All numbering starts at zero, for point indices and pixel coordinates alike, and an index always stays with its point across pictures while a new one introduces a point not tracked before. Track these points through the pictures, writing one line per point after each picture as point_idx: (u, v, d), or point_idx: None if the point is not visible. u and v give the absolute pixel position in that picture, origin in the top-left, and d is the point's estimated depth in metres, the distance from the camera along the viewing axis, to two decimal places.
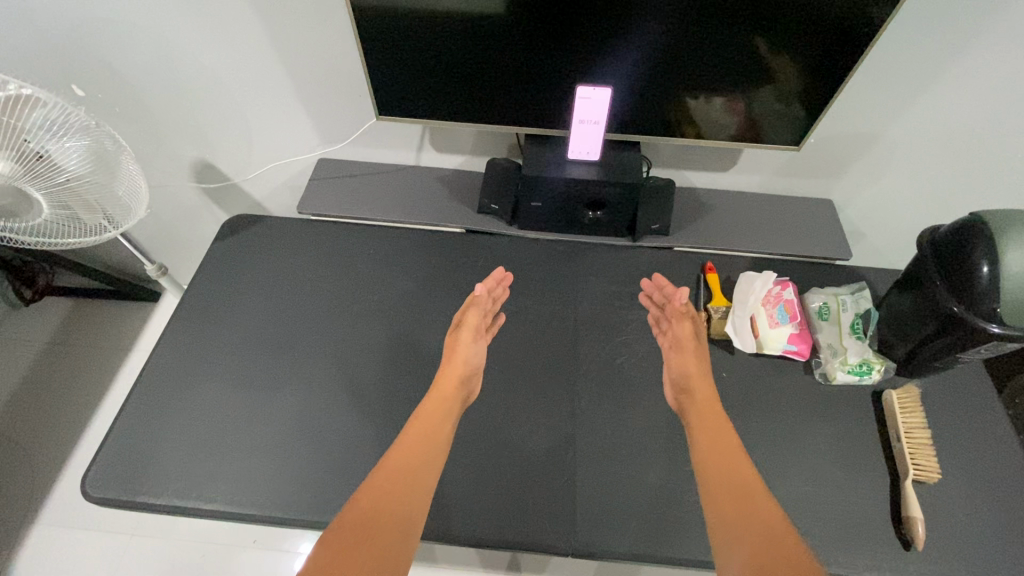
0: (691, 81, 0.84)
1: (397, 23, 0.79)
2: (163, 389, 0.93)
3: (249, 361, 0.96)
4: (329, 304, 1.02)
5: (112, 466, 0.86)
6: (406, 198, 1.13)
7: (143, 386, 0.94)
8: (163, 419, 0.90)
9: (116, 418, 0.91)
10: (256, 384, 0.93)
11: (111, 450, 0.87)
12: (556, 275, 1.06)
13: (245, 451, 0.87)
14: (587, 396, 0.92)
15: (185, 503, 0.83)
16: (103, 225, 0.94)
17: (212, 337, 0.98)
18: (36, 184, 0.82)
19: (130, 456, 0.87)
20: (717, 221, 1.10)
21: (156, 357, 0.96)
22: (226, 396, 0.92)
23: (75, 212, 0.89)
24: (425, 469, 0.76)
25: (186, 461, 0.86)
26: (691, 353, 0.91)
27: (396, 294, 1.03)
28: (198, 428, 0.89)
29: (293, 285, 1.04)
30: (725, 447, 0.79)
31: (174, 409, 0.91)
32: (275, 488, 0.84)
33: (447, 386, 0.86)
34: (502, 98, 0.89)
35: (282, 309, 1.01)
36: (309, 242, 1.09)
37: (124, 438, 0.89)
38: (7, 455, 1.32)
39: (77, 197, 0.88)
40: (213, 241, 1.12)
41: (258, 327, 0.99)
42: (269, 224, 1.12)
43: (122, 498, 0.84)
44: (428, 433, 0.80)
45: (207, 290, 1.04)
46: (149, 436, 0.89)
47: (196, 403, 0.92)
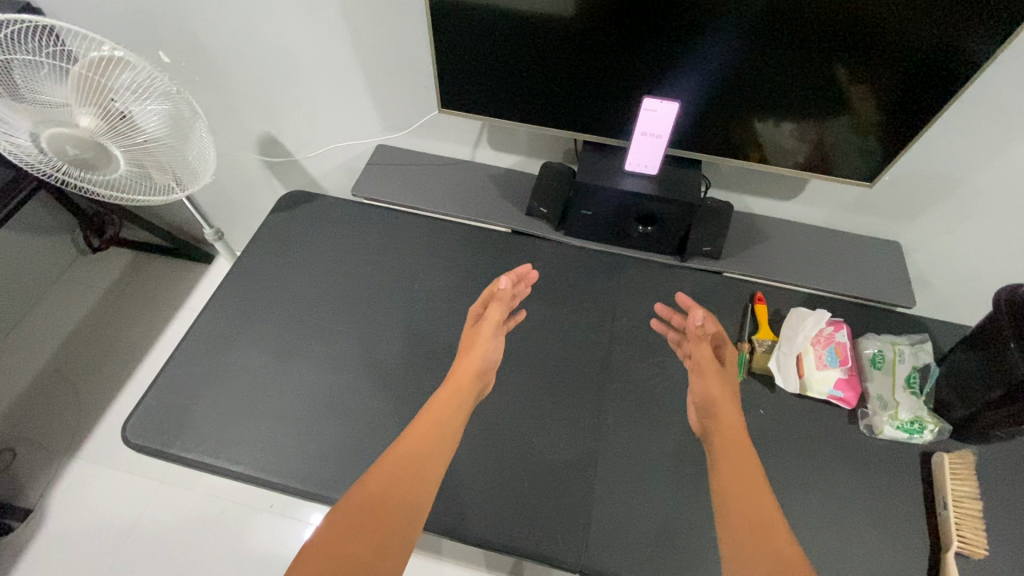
0: (761, 104, 0.82)
1: (468, 21, 0.80)
2: (205, 349, 0.97)
3: (287, 334, 0.98)
4: (369, 288, 1.03)
5: (149, 414, 0.91)
6: (455, 191, 1.13)
7: (187, 344, 0.98)
8: (202, 377, 0.94)
9: (159, 371, 0.95)
10: (291, 357, 0.96)
11: (152, 401, 0.92)
12: (595, 288, 1.04)
13: (273, 419, 0.89)
14: (612, 415, 0.90)
15: (212, 460, 0.86)
16: (172, 186, 0.98)
17: (256, 306, 1.02)
18: (117, 142, 0.86)
19: (168, 409, 0.91)
20: (773, 251, 1.05)
21: (203, 318, 1.01)
22: (262, 365, 0.95)
23: (148, 171, 0.94)
24: (434, 458, 0.75)
25: (219, 420, 0.90)
26: (715, 377, 0.86)
27: (436, 286, 1.04)
28: (233, 390, 0.93)
29: (337, 266, 1.06)
30: (748, 481, 0.74)
31: (214, 370, 0.95)
32: (294, 461, 0.85)
33: (463, 376, 0.84)
34: (563, 102, 0.88)
35: (324, 287, 1.04)
36: (359, 226, 1.12)
37: (164, 391, 0.93)
38: (60, 391, 1.41)
39: (152, 157, 0.92)
40: (269, 214, 1.15)
41: (299, 301, 1.02)
42: (325, 204, 1.15)
43: (157, 449, 0.88)
44: (444, 426, 0.79)
45: (256, 260, 1.07)
46: (187, 393, 0.92)
47: (234, 368, 0.95)
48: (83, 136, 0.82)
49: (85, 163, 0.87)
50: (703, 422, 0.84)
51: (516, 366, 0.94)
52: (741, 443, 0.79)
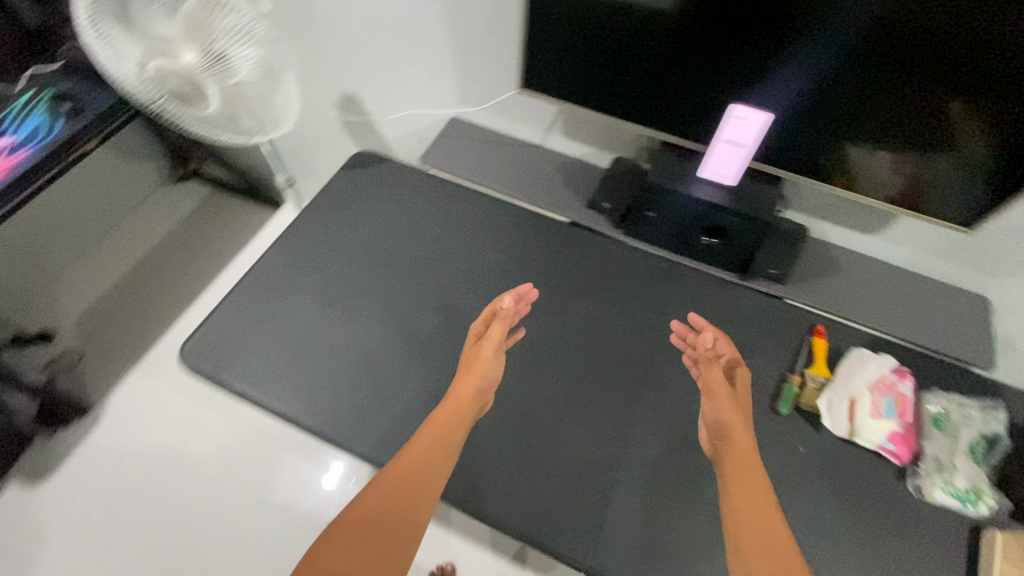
0: (858, 127, 0.76)
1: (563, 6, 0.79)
2: (262, 289, 1.02)
3: (338, 287, 1.01)
4: (423, 256, 1.05)
5: (205, 341, 0.97)
6: (520, 173, 1.11)
7: (248, 281, 1.03)
8: (256, 314, 0.99)
9: (220, 302, 1.01)
10: (338, 311, 0.99)
11: (210, 329, 0.98)
12: (646, 294, 1.01)
13: (314, 366, 0.93)
14: (644, 424, 0.88)
15: (255, 393, 0.91)
16: (256, 130, 1.01)
17: (314, 256, 1.05)
18: (213, 82, 0.89)
19: (223, 339, 0.97)
20: (845, 285, 0.98)
21: (265, 259, 1.05)
22: (311, 312, 0.99)
23: (237, 115, 0.96)
24: (433, 474, 0.72)
25: (266, 357, 0.95)
26: (727, 400, 0.81)
27: (487, 264, 1.04)
28: (282, 332, 0.97)
29: (396, 229, 1.08)
30: (757, 507, 0.70)
31: (268, 310, 0.99)
32: (328, 409, 0.89)
33: (461, 396, 0.81)
34: (648, 99, 0.85)
35: (379, 248, 1.06)
36: (423, 193, 1.13)
37: (221, 321, 0.98)
38: (129, 305, 1.51)
39: (242, 101, 0.95)
40: (339, 170, 1.19)
41: (354, 258, 1.05)
42: (394, 167, 1.17)
43: (205, 373, 0.94)
44: (441, 441, 0.76)
45: (321, 212, 1.11)
46: (241, 327, 0.98)
47: (286, 311, 0.99)
48: (183, 70, 0.85)
49: (181, 96, 0.87)
50: (715, 443, 0.80)
51: (553, 357, 0.94)
52: (753, 466, 0.74)
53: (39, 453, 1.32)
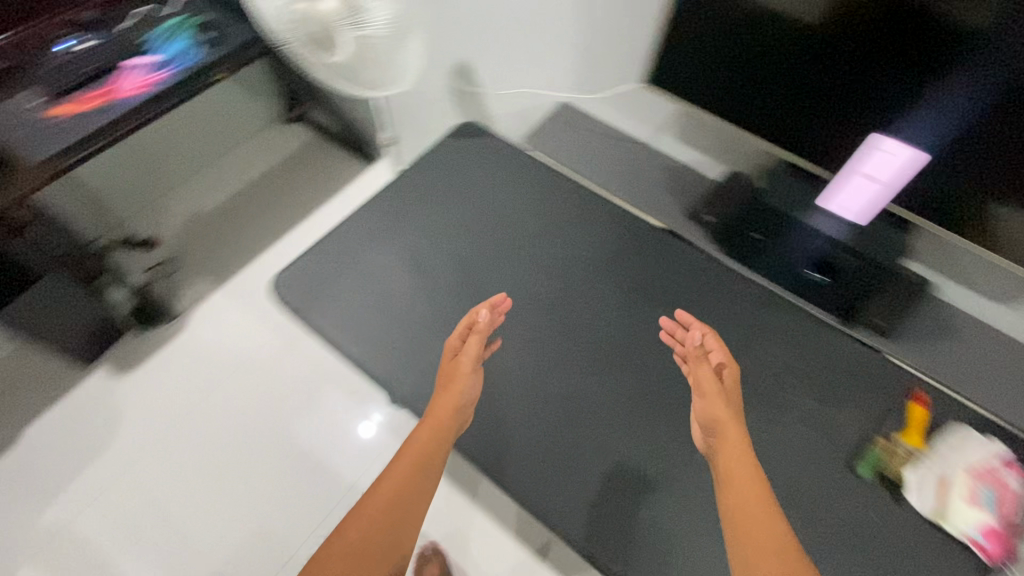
0: (1014, 183, 0.69)
1: (708, 12, 0.76)
2: (352, 240, 1.07)
3: (426, 253, 1.05)
4: (511, 239, 1.06)
5: (294, 276, 1.04)
6: (623, 172, 1.10)
7: (343, 231, 1.08)
8: (346, 263, 1.04)
9: (315, 246, 1.07)
10: (423, 276, 1.02)
11: (303, 269, 1.04)
12: (730, 317, 0.96)
13: (392, 324, 0.98)
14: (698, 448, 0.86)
15: (334, 337, 0.97)
16: (378, 82, 1.02)
17: (407, 219, 1.09)
18: (349, 34, 0.89)
19: (312, 281, 1.03)
20: (959, 353, 0.89)
21: (361, 213, 1.10)
22: (396, 272, 1.03)
23: (365, 68, 0.97)
24: (415, 497, 0.74)
25: (348, 306, 1.00)
26: (717, 396, 0.75)
27: (573, 258, 1.04)
28: (366, 285, 1.02)
29: (489, 207, 1.10)
30: (748, 509, 0.64)
31: (356, 261, 1.04)
32: (401, 367, 0.94)
33: (440, 414, 0.81)
34: (778, 118, 0.81)
35: (470, 223, 1.08)
36: (521, 175, 1.14)
37: (314, 264, 1.05)
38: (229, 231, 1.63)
39: (373, 56, 0.95)
40: (443, 139, 1.20)
41: (445, 228, 1.07)
42: (497, 145, 1.19)
43: (291, 305, 1.01)
44: (419, 461, 0.77)
45: (421, 177, 1.14)
46: (331, 273, 1.03)
47: (372, 265, 1.04)
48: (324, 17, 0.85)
49: (317, 39, 0.89)
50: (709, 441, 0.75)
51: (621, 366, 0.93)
52: (744, 461, 0.68)
53: (132, 341, 1.45)
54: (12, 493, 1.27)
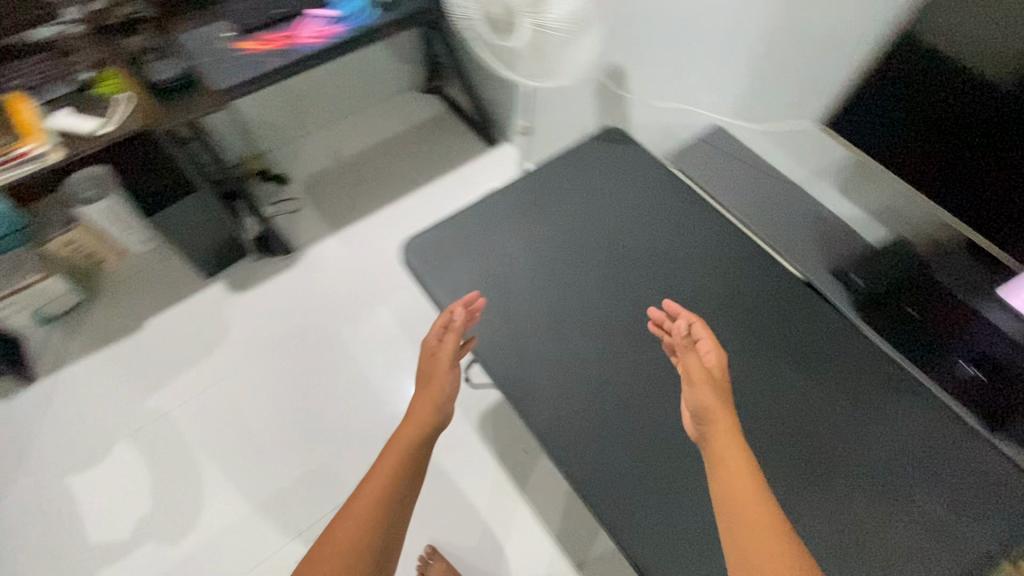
0: None
1: (937, 64, 0.71)
2: (485, 219, 1.10)
3: (552, 247, 1.06)
4: (637, 251, 1.05)
5: (423, 243, 1.09)
6: (767, 208, 1.09)
7: (477, 209, 1.12)
8: (474, 240, 1.08)
9: (449, 217, 1.11)
10: (546, 269, 1.04)
11: (433, 237, 1.09)
12: (858, 375, 0.90)
13: (507, 307, 1.00)
14: (801, 501, 0.81)
15: (451, 306, 1.01)
16: (543, 75, 1.00)
17: (540, 210, 1.11)
18: (527, 17, 0.89)
19: (440, 249, 1.07)
20: None
21: (497, 196, 1.13)
22: (520, 259, 1.06)
23: (534, 55, 0.96)
24: (401, 500, 0.75)
25: (470, 281, 1.04)
26: (705, 384, 0.76)
27: (698, 283, 1.01)
28: (489, 265, 1.05)
29: (621, 214, 1.09)
30: (743, 506, 0.64)
31: (484, 240, 1.08)
32: (507, 348, 0.97)
33: (420, 412, 0.84)
34: (988, 192, 0.75)
35: (599, 225, 1.08)
36: (660, 187, 1.12)
37: (444, 234, 1.09)
38: (373, 187, 1.85)
39: (544, 46, 0.94)
40: (588, 138, 1.21)
41: (575, 226, 1.09)
42: (640, 153, 1.17)
43: (416, 270, 1.06)
44: (401, 462, 0.79)
45: (560, 172, 1.15)
46: (458, 246, 1.08)
47: (499, 248, 1.07)
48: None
49: (497, 17, 0.91)
50: (699, 429, 0.75)
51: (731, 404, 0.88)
52: (736, 453, 0.68)
53: (258, 269, 1.66)
54: (139, 379, 1.48)
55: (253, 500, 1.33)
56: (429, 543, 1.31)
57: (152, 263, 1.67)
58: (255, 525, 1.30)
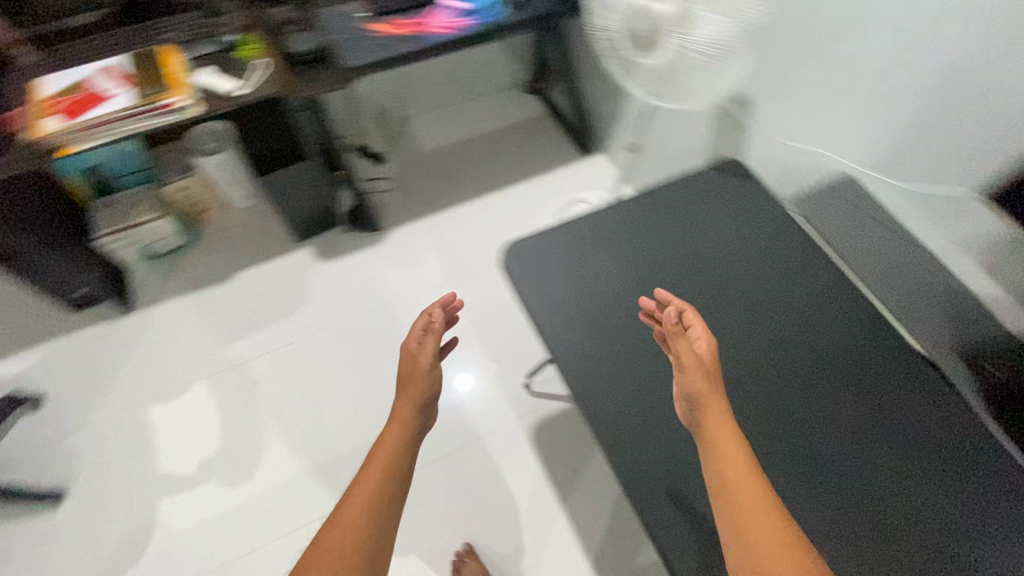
0: None
1: None
2: (587, 236, 1.10)
3: (653, 277, 1.05)
4: (740, 295, 1.02)
5: (523, 249, 1.09)
6: (894, 273, 1.01)
7: (582, 226, 1.11)
8: (576, 257, 1.07)
9: (552, 229, 1.11)
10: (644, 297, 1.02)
11: (534, 245, 1.09)
12: (906, 394, 0.90)
13: (596, 328, 0.99)
14: (824, 503, 0.82)
15: (541, 318, 1.01)
16: (680, 99, 0.98)
17: (645, 237, 1.09)
18: (672, 40, 0.87)
19: (538, 258, 1.07)
20: None
21: (603, 216, 1.13)
22: (618, 282, 1.04)
23: (671, 79, 0.94)
24: (394, 494, 0.75)
25: (565, 295, 1.03)
26: (697, 370, 0.77)
27: (804, 342, 0.96)
28: (586, 283, 1.04)
29: (729, 255, 1.06)
30: (743, 497, 0.67)
31: (585, 258, 1.07)
32: (590, 370, 0.95)
33: (404, 409, 0.84)
34: None
35: (704, 263, 1.05)
36: (777, 234, 1.08)
37: (545, 245, 1.09)
38: (465, 179, 1.88)
39: (684, 71, 0.91)
40: (703, 171, 1.18)
41: (679, 260, 1.06)
42: (761, 194, 1.13)
43: (512, 273, 1.06)
44: (389, 457, 0.78)
45: (670, 202, 1.14)
46: (557, 258, 1.07)
47: (599, 268, 1.06)
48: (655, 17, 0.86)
49: (641, 36, 0.91)
50: (691, 417, 0.77)
51: (820, 476, 0.84)
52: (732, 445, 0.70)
53: (347, 243, 1.72)
54: (224, 328, 1.57)
55: (308, 462, 1.38)
56: (466, 541, 1.32)
57: (250, 219, 1.75)
58: (306, 487, 1.35)
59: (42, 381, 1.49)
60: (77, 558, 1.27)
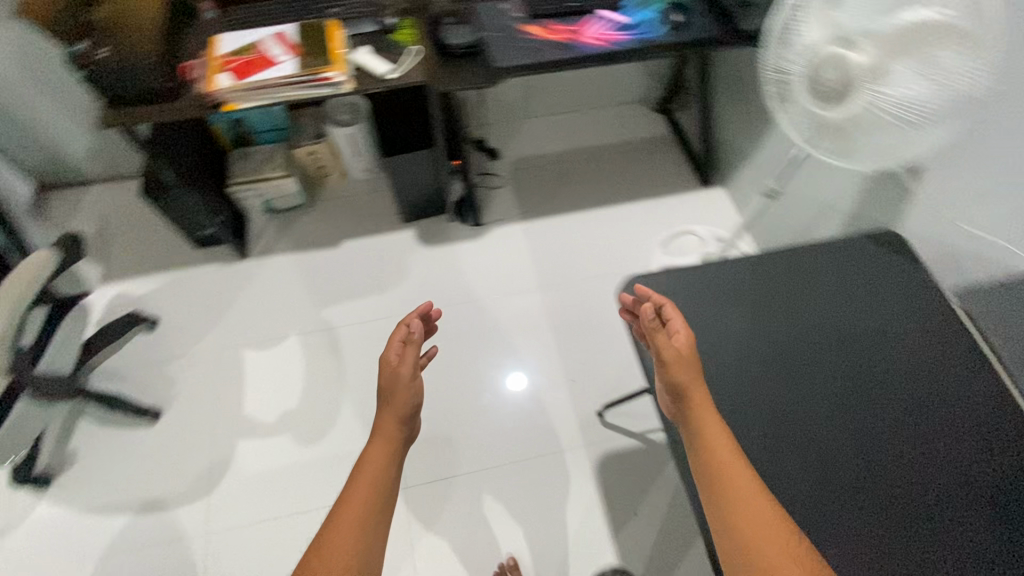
0: None
1: None
2: (712, 283, 1.04)
3: (781, 343, 0.97)
4: (877, 384, 0.93)
5: (637, 281, 1.05)
6: None
7: (709, 273, 1.06)
8: (700, 304, 1.02)
9: (677, 270, 1.06)
10: (768, 362, 0.95)
11: (655, 282, 1.04)
12: (944, 429, 0.88)
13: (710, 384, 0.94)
14: (866, 533, 0.80)
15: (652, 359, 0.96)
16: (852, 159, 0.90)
17: (777, 299, 1.02)
18: (859, 93, 0.81)
19: (657, 296, 1.02)
20: None
21: (733, 266, 1.07)
22: (741, 340, 0.98)
23: (847, 136, 0.87)
24: (378, 521, 0.71)
25: None
26: (682, 359, 0.79)
27: (949, 452, 0.86)
28: (706, 333, 0.98)
29: (871, 337, 0.97)
30: (735, 484, 0.69)
31: (709, 307, 1.01)
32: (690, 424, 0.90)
33: (387, 428, 0.78)
34: None
35: (840, 340, 0.97)
36: (931, 326, 0.98)
37: (666, 283, 1.04)
38: (576, 190, 1.85)
39: (866, 130, 0.84)
40: (852, 239, 1.09)
41: (812, 330, 0.98)
42: (918, 277, 1.02)
43: None
44: (372, 482, 0.73)
45: (810, 265, 1.05)
46: (678, 300, 1.02)
47: (722, 320, 1.00)
48: (847, 67, 0.80)
49: (822, 86, 0.84)
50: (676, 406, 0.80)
51: None
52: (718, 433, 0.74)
53: (450, 232, 1.75)
54: (322, 290, 1.64)
55: None
56: (511, 554, 1.30)
57: (364, 192, 1.81)
58: None
59: (158, 306, 1.62)
60: (159, 475, 1.38)
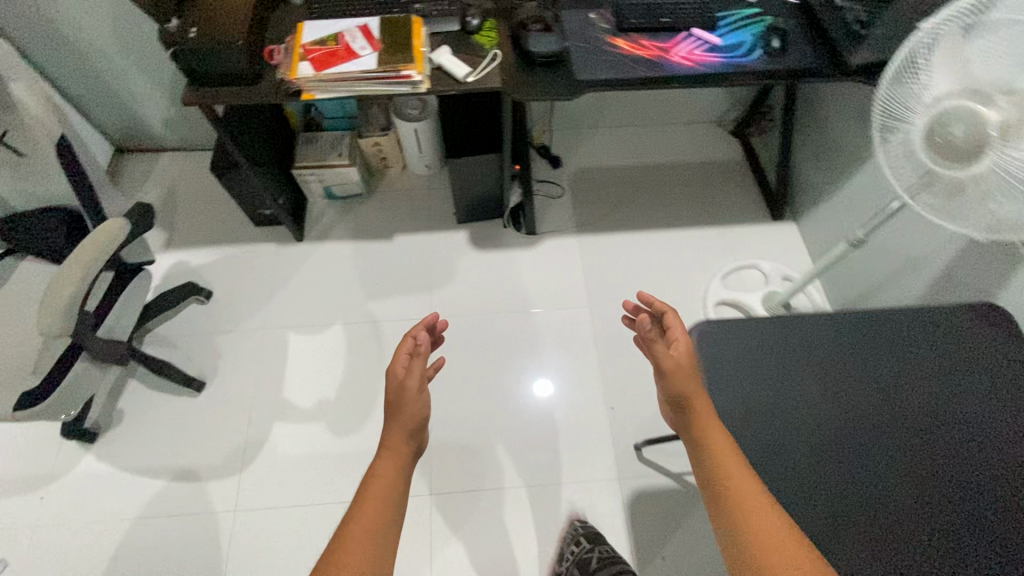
0: None
1: None
2: (787, 341, 0.98)
3: (860, 417, 0.90)
4: (966, 478, 0.84)
5: (706, 326, 0.99)
6: None
7: (787, 329, 0.99)
8: (774, 363, 0.96)
9: (753, 321, 1.00)
10: (842, 438, 0.89)
11: (728, 331, 0.99)
12: (987, 470, 0.84)
13: (776, 453, 0.88)
14: None
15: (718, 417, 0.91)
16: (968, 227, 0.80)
17: (860, 367, 0.94)
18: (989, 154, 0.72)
19: (729, 348, 0.97)
20: None
21: (814, 323, 0.99)
22: (813, 409, 0.92)
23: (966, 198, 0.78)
24: (386, 543, 0.66)
25: (750, 402, 0.92)
26: (684, 369, 0.77)
27: None
28: (777, 396, 0.93)
29: (964, 422, 0.88)
30: (742, 496, 0.67)
31: (783, 368, 0.95)
32: None
33: (395, 443, 0.74)
34: None
35: (927, 422, 0.89)
36: None
37: (740, 334, 0.99)
38: (637, 209, 1.78)
39: (990, 196, 0.75)
40: (951, 307, 0.98)
41: (896, 407, 0.91)
42: None
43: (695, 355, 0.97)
44: (380, 500, 0.69)
45: (901, 333, 0.97)
46: (751, 356, 0.97)
47: (796, 384, 0.94)
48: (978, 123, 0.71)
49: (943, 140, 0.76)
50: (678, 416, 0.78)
51: None
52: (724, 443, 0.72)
53: (503, 237, 1.72)
54: (371, 282, 1.64)
55: None
56: None
57: (423, 187, 1.80)
58: None
59: (213, 278, 1.65)
60: (197, 446, 1.41)
